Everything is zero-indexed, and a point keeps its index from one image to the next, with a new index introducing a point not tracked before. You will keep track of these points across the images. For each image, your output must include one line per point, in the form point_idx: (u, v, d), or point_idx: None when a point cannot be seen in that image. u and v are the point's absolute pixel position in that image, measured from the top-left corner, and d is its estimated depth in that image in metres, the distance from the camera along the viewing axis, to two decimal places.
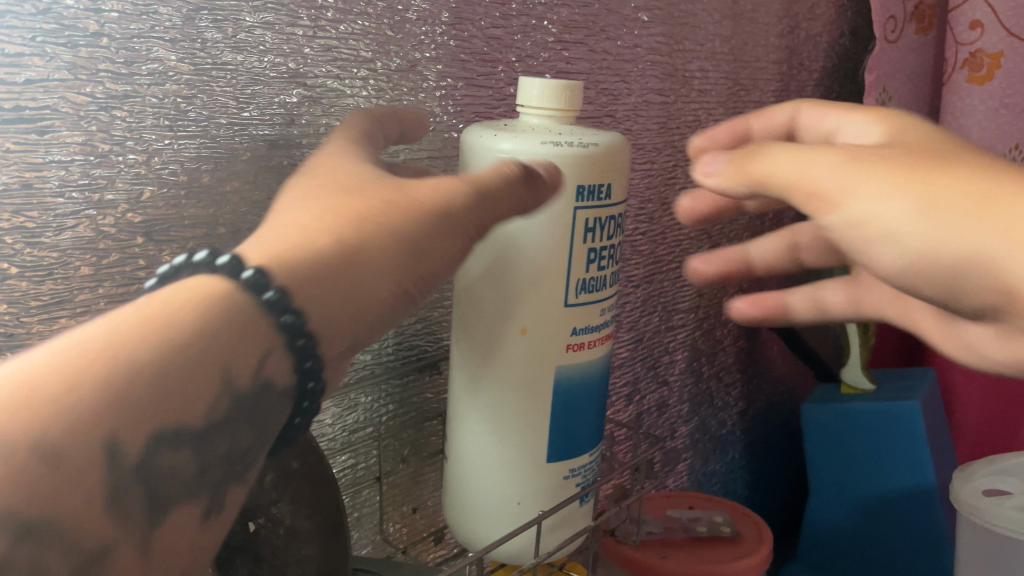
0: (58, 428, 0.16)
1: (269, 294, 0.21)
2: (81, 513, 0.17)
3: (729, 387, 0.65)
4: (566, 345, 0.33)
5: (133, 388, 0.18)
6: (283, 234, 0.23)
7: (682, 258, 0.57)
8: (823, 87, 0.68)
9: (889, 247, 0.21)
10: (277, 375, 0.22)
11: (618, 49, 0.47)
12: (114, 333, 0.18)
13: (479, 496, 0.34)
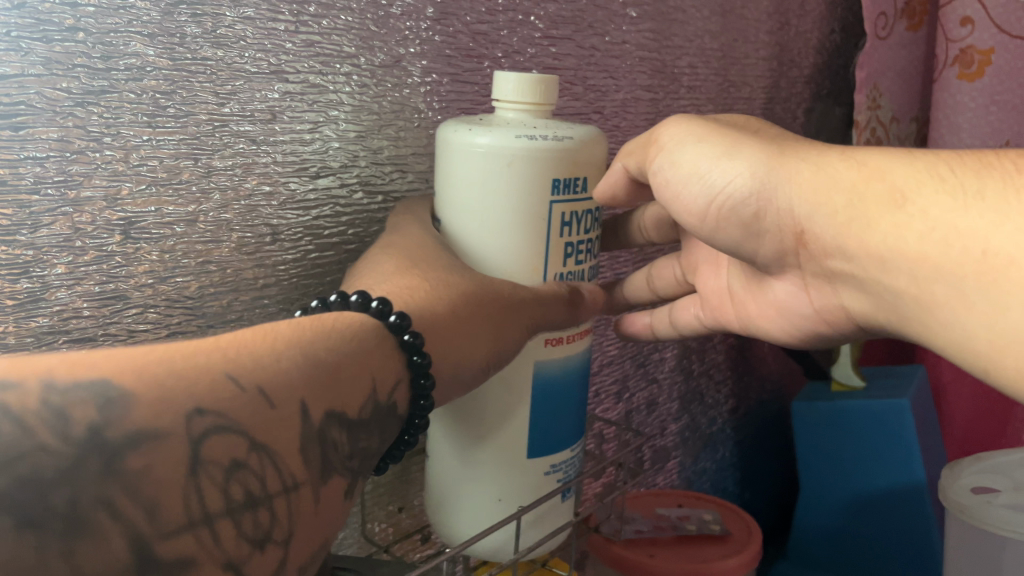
0: (272, 377, 0.22)
1: (406, 335, 0.27)
2: (284, 446, 0.22)
3: (719, 385, 0.65)
4: (545, 340, 0.33)
5: (319, 367, 0.24)
6: (400, 292, 0.29)
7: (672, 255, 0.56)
8: (814, 84, 0.68)
9: (702, 195, 0.29)
10: (400, 403, 0.27)
11: (606, 45, 0.47)
12: (304, 333, 0.24)
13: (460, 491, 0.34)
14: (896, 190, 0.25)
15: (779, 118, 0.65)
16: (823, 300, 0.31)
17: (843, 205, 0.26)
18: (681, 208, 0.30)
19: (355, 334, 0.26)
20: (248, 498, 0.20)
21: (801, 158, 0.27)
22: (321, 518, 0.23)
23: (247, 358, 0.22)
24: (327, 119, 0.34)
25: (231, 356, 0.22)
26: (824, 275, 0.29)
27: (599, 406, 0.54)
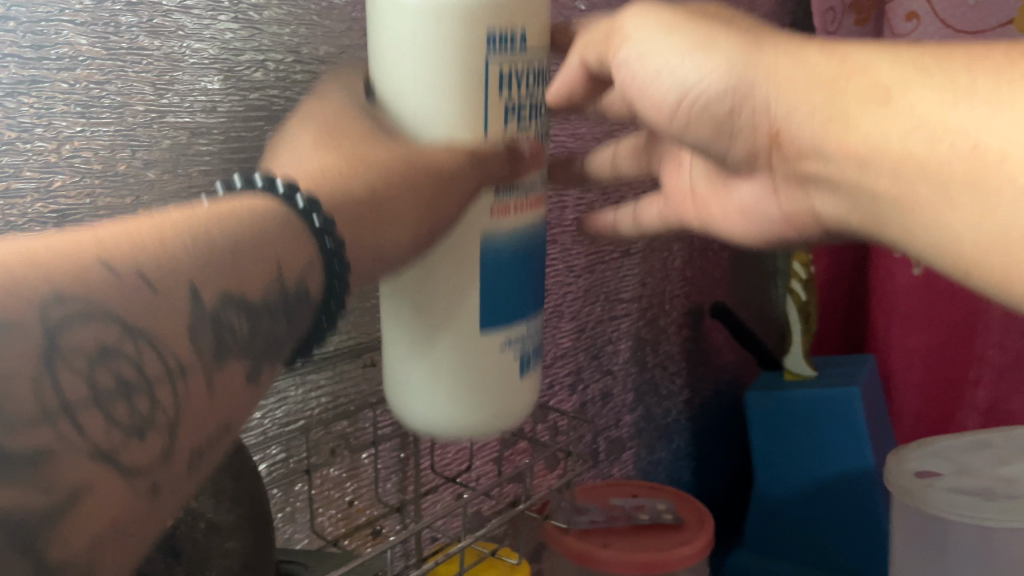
0: (160, 259, 0.19)
1: (318, 217, 0.24)
2: (165, 330, 0.18)
3: (674, 376, 0.66)
4: (490, 210, 0.29)
5: (211, 247, 0.20)
6: (311, 165, 0.26)
7: (624, 247, 0.57)
8: None
9: (673, 91, 0.27)
10: (313, 290, 0.24)
11: None
12: (197, 220, 0.21)
13: (410, 380, 0.31)
14: (872, 74, 0.24)
15: None
16: (789, 201, 0.30)
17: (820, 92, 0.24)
18: (648, 103, 0.29)
19: (251, 221, 0.22)
20: (120, 386, 0.17)
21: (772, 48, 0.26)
22: (211, 408, 0.20)
23: (129, 242, 0.19)
24: (270, 112, 0.34)
25: (108, 243, 0.18)
26: (790, 173, 0.28)
27: (555, 398, 0.54)
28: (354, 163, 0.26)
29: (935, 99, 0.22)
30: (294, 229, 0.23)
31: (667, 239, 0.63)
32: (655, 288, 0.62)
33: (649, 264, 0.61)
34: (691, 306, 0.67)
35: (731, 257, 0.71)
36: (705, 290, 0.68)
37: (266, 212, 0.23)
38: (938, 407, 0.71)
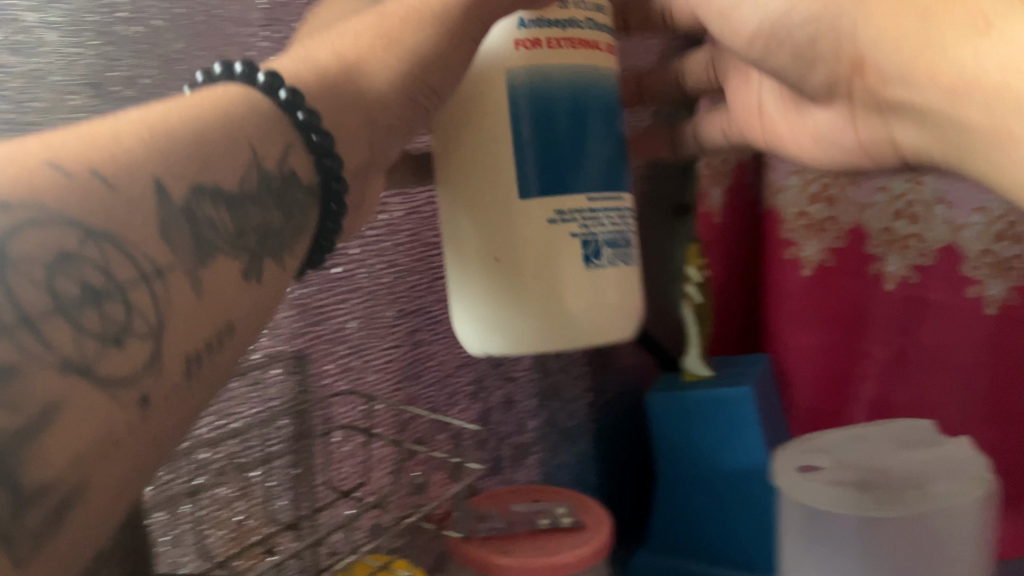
0: (119, 160, 0.22)
1: (285, 94, 0.29)
2: (134, 228, 0.22)
3: (577, 380, 0.66)
4: (515, 42, 0.33)
5: (171, 137, 0.24)
6: (337, 39, 0.32)
7: None
8: None
9: (756, 17, 0.31)
10: (296, 167, 0.29)
11: None
12: (178, 117, 0.25)
13: (474, 271, 0.35)
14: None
15: None
16: (838, 112, 0.33)
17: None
18: (733, 32, 0.32)
19: (230, 109, 0.27)
20: (86, 291, 0.20)
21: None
22: (201, 306, 0.24)
23: (94, 143, 0.22)
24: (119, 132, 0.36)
25: (58, 143, 0.22)
26: (869, 103, 0.31)
27: (457, 408, 0.54)
28: (371, 31, 0.32)
29: None
30: (279, 121, 0.29)
31: None
32: None
33: None
34: None
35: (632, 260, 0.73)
36: None
37: (255, 99, 0.28)
38: (831, 403, 0.74)
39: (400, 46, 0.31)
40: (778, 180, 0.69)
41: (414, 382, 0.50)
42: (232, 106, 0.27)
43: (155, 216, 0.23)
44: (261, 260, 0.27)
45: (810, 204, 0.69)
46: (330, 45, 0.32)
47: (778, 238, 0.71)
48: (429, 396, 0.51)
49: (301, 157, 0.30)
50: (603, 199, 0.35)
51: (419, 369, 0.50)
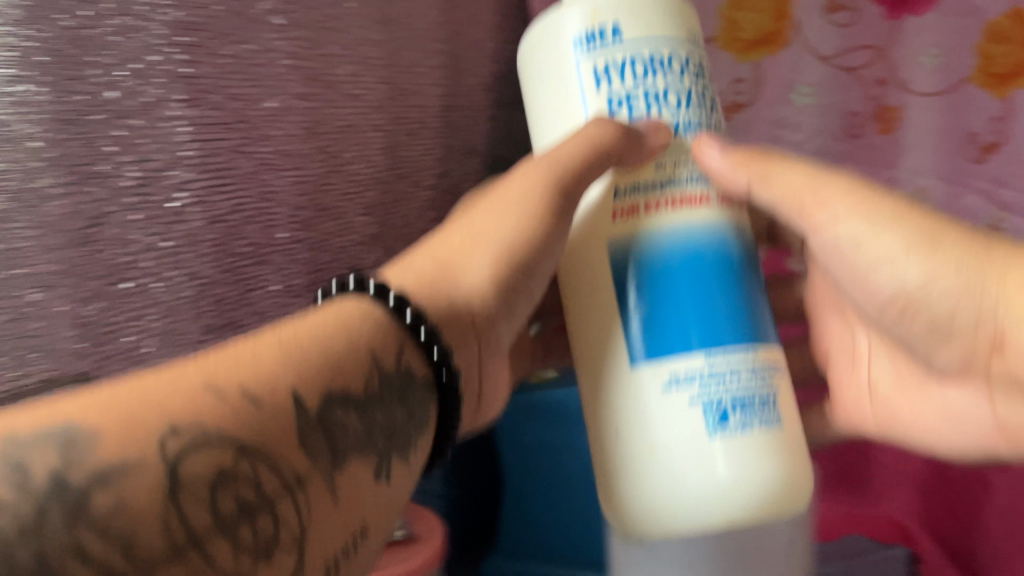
0: (262, 382, 0.32)
1: (410, 313, 0.40)
2: (282, 452, 0.32)
3: None
4: (617, 213, 0.49)
5: (305, 361, 0.35)
6: (438, 250, 0.47)
7: (349, 263, 0.56)
8: (494, 91, 0.70)
9: (894, 285, 0.48)
10: (415, 367, 0.40)
11: (249, 54, 0.45)
12: (279, 342, 0.35)
13: (624, 434, 0.48)
14: (963, 250, 0.45)
15: (459, 124, 0.66)
16: (968, 379, 0.50)
17: (918, 254, 0.46)
18: (867, 291, 0.51)
19: (349, 325, 0.38)
20: (240, 507, 0.29)
21: (895, 211, 0.48)
22: (335, 512, 0.34)
23: (236, 367, 0.32)
24: None
25: (212, 370, 0.32)
26: (1001, 373, 0.47)
27: None
28: (482, 245, 0.48)
29: (958, 280, 0.45)
30: (389, 330, 0.39)
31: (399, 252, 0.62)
32: None
33: None
34: None
35: None
36: None
37: (376, 318, 0.39)
38: None
39: (499, 266, 0.47)
40: None
41: None
42: (351, 331, 0.38)
43: (292, 425, 0.32)
44: (392, 460, 0.38)
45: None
46: (432, 257, 0.47)
47: None
48: None
49: (417, 356, 0.41)
50: (734, 356, 0.48)
51: None
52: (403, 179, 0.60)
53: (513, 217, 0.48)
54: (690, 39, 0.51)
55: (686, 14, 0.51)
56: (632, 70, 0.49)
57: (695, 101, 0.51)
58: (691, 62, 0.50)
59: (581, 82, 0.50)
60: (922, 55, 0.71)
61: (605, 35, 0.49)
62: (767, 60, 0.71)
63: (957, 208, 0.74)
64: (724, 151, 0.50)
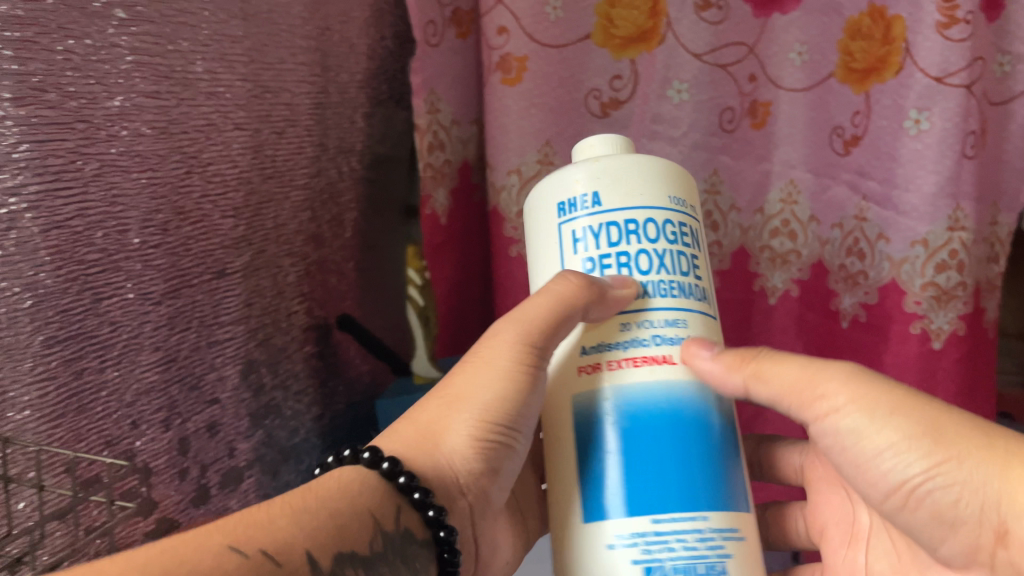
0: (279, 547, 0.33)
1: (402, 478, 0.38)
2: None
3: (299, 396, 0.64)
4: (679, 361, 0.39)
5: (319, 527, 0.35)
6: (418, 418, 0.42)
7: (216, 267, 0.54)
8: (370, 89, 0.67)
9: (892, 480, 0.37)
10: (414, 528, 0.39)
11: (87, 49, 0.43)
12: (290, 506, 0.35)
13: (577, 551, 0.38)
14: (983, 450, 0.34)
15: (333, 123, 0.64)
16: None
17: (933, 452, 0.35)
18: (868, 484, 0.38)
19: (351, 490, 0.37)
20: None
21: (939, 404, 0.36)
22: None
23: (253, 530, 0.33)
24: None
25: (235, 534, 0.33)
26: None
27: (143, 440, 0.50)
28: (454, 408, 0.41)
29: (955, 473, 0.34)
30: (386, 492, 0.38)
31: (275, 255, 0.60)
32: (266, 307, 0.59)
33: (253, 282, 0.58)
34: (316, 321, 0.66)
35: (357, 267, 0.70)
36: (328, 303, 0.67)
37: (372, 476, 0.38)
38: None
39: (476, 446, 0.41)
40: (500, 180, 0.67)
41: (80, 419, 0.46)
42: (352, 479, 0.38)
43: None
44: None
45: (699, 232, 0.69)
46: (412, 424, 0.41)
47: (500, 235, 0.69)
48: (102, 430, 0.47)
49: (415, 518, 0.39)
50: (685, 523, 0.36)
51: (86, 403, 0.46)
52: (271, 179, 0.58)
53: (487, 381, 0.41)
54: (680, 199, 0.42)
55: (680, 181, 0.43)
56: (607, 233, 0.41)
57: (683, 269, 0.41)
58: (681, 229, 0.42)
59: (559, 242, 0.43)
60: (789, 51, 0.65)
61: (586, 204, 0.41)
62: (643, 58, 0.66)
63: (826, 201, 0.66)
64: (719, 355, 0.40)
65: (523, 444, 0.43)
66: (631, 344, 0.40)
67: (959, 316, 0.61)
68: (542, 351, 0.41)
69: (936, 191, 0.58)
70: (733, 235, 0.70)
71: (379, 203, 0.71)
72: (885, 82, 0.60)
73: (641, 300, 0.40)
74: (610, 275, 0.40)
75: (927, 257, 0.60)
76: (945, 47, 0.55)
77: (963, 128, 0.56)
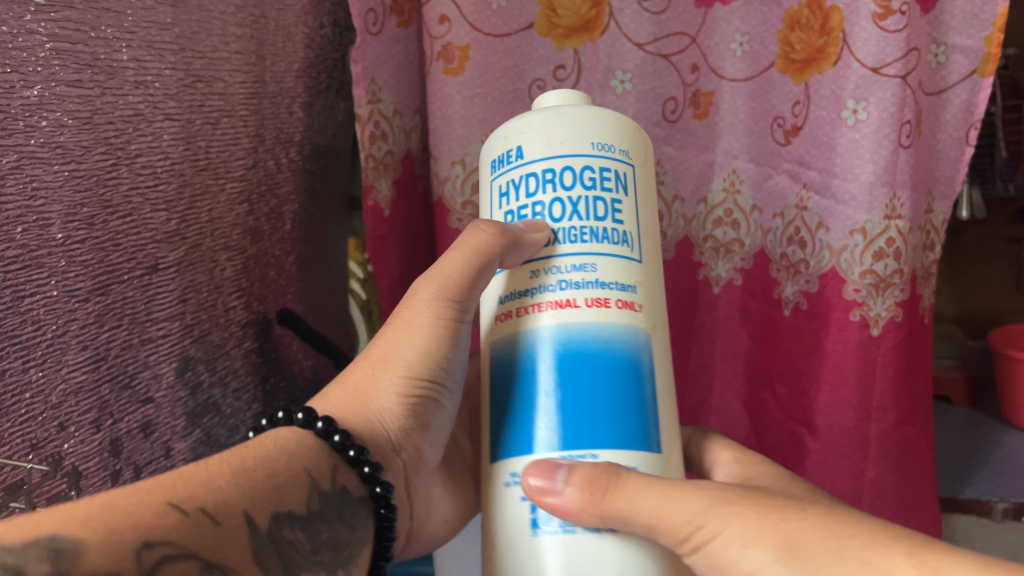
0: (217, 504, 0.33)
1: (337, 437, 0.38)
2: (229, 555, 0.32)
3: (238, 393, 0.62)
4: (590, 302, 0.38)
5: (256, 486, 0.35)
6: (344, 381, 0.42)
7: (148, 261, 0.52)
8: (309, 78, 0.66)
9: None
10: (348, 484, 0.39)
11: (3, 35, 0.41)
12: (228, 464, 0.35)
13: (499, 494, 0.38)
14: (855, 560, 0.29)
15: (269, 113, 0.62)
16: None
17: (799, 570, 0.29)
18: None
19: (288, 450, 0.37)
20: None
21: (802, 513, 0.31)
22: None
23: (190, 486, 0.33)
24: None
25: (172, 488, 0.32)
26: None
27: (71, 442, 0.48)
28: (380, 368, 0.42)
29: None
30: (322, 451, 0.38)
31: (210, 249, 0.58)
32: (202, 303, 0.58)
33: (188, 277, 0.56)
34: (254, 316, 0.64)
35: (297, 261, 0.68)
36: (267, 298, 0.65)
37: (305, 436, 0.38)
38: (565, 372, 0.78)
39: (404, 397, 0.41)
40: (442, 171, 0.66)
41: (2, 422, 0.44)
42: (291, 437, 0.38)
43: (246, 543, 0.33)
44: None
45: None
46: (340, 390, 0.41)
47: (445, 228, 0.68)
48: (27, 433, 0.45)
49: (351, 475, 0.39)
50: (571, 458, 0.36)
51: (8, 405, 0.44)
52: (204, 171, 0.56)
53: (409, 339, 0.42)
54: (605, 143, 0.40)
55: (610, 125, 0.41)
56: (530, 182, 0.41)
57: (602, 214, 0.40)
58: (603, 174, 0.40)
59: (494, 198, 0.43)
60: (730, 41, 0.65)
61: (511, 158, 0.41)
62: (587, 48, 0.65)
63: (768, 190, 0.67)
64: (568, 485, 0.34)
65: (450, 398, 0.44)
66: (540, 291, 0.39)
67: (897, 302, 0.61)
68: (464, 304, 0.42)
69: (872, 179, 0.58)
70: (677, 225, 0.71)
71: (319, 196, 0.70)
72: (824, 72, 0.60)
73: (549, 249, 0.39)
74: (523, 222, 0.40)
75: (865, 245, 0.60)
76: (882, 37, 0.55)
77: (899, 117, 0.56)
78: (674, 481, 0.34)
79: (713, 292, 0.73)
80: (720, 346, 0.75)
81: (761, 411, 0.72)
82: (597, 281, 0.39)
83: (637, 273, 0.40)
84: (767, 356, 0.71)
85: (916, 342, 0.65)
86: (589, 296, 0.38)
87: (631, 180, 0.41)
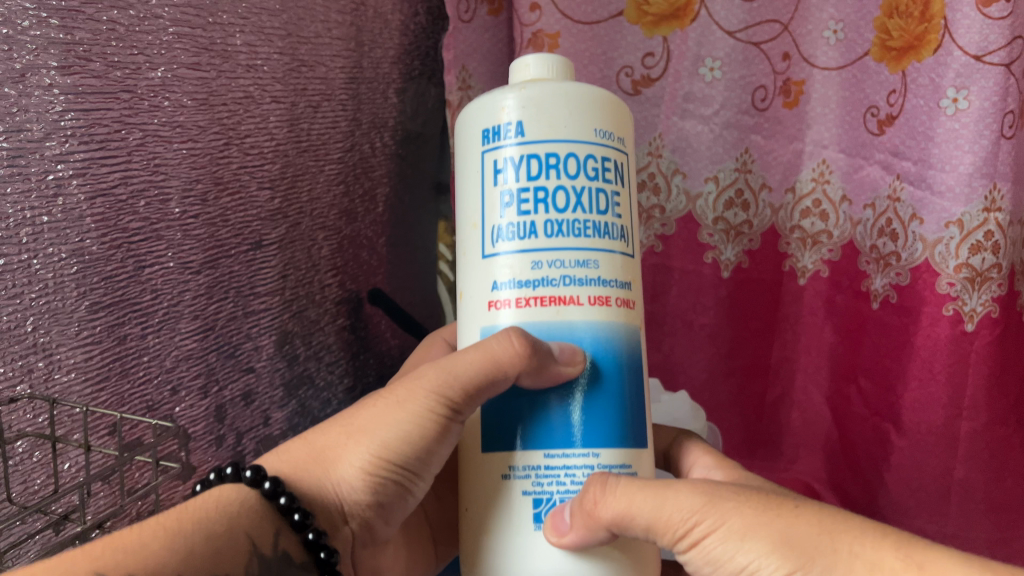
0: (146, 568, 0.30)
1: (282, 499, 0.36)
2: None
3: (331, 367, 0.65)
4: (591, 299, 0.37)
5: (191, 549, 0.32)
6: (317, 441, 0.38)
7: (253, 237, 0.55)
8: (403, 65, 0.67)
9: None
10: (288, 547, 0.36)
11: (131, 19, 0.44)
12: (162, 527, 0.32)
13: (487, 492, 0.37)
14: (842, 555, 0.30)
15: (366, 98, 0.64)
16: None
17: (792, 561, 0.30)
18: None
19: (229, 512, 0.35)
20: None
21: (797, 509, 0.31)
22: None
23: (118, 552, 0.30)
24: None
25: (99, 556, 0.30)
26: None
27: (182, 405, 0.51)
28: (354, 437, 0.37)
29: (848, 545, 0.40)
30: (265, 514, 0.36)
31: (308, 228, 0.60)
32: (301, 279, 0.60)
33: (288, 254, 0.58)
34: (347, 295, 0.66)
35: (388, 243, 0.69)
36: (360, 277, 0.67)
37: (250, 494, 0.36)
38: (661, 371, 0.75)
39: (371, 484, 0.37)
40: None
41: (123, 383, 0.47)
42: (235, 499, 0.36)
43: None
44: None
45: (726, 210, 0.69)
46: (308, 443, 0.38)
47: None
48: (144, 396, 0.49)
49: (295, 540, 0.37)
50: (576, 459, 0.36)
51: (128, 367, 0.47)
52: (306, 153, 0.59)
53: (396, 419, 0.37)
54: (607, 131, 0.39)
55: (608, 112, 0.39)
56: (531, 160, 0.38)
57: (603, 206, 0.38)
58: (605, 164, 0.38)
59: (484, 175, 0.39)
60: (824, 29, 0.63)
61: (509, 136, 0.38)
62: (676, 36, 0.66)
63: (858, 180, 0.65)
64: (573, 518, 0.34)
65: (423, 486, 0.39)
66: (542, 281, 0.37)
67: (994, 298, 0.60)
68: (463, 406, 0.37)
69: (971, 171, 0.57)
70: (763, 215, 0.70)
71: (409, 180, 0.70)
72: (922, 60, 0.59)
73: (556, 239, 0.37)
74: (559, 347, 0.36)
75: (961, 239, 0.59)
76: (985, 25, 0.55)
77: (1001, 108, 0.55)
78: (669, 481, 0.34)
79: (798, 283, 0.70)
80: (803, 339, 0.71)
81: (845, 407, 0.70)
82: (599, 279, 0.37)
83: (631, 269, 0.39)
84: (853, 352, 0.69)
85: (1013, 340, 0.63)
86: (593, 293, 0.37)
87: (623, 169, 0.40)
